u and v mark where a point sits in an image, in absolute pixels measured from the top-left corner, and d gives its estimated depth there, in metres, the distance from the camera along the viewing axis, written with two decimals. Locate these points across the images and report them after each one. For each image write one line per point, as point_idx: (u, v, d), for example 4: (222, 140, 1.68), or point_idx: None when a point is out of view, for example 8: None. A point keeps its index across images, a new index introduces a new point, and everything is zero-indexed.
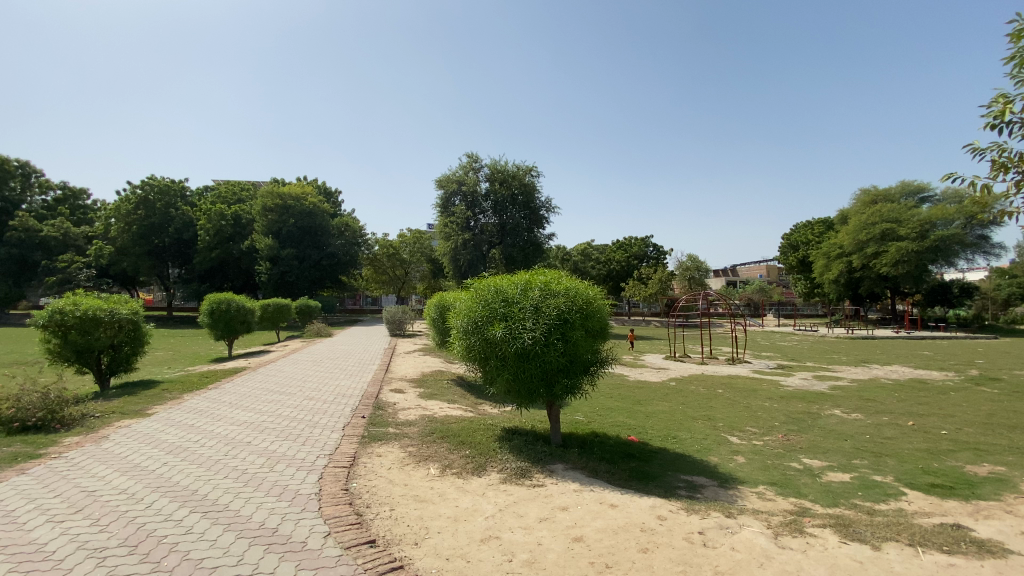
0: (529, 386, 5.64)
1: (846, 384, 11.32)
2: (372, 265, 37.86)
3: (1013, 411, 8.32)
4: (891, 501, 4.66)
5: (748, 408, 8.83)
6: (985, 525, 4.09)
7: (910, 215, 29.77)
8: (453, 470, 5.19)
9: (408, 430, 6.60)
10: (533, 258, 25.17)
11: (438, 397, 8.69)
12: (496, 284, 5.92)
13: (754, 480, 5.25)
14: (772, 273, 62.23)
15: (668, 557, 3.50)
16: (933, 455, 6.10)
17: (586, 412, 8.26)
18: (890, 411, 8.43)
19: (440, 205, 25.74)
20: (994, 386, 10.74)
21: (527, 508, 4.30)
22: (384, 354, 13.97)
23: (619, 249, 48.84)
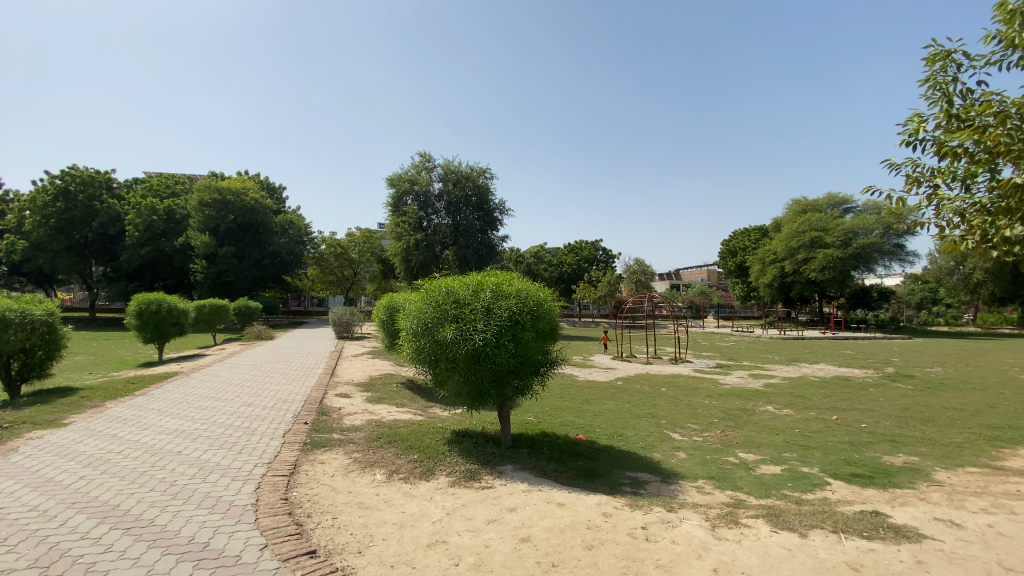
0: (480, 388, 5.61)
1: (779, 382, 12.05)
2: (318, 265, 36.55)
3: (923, 406, 9.13)
4: (817, 491, 4.99)
5: (690, 406, 9.19)
6: (901, 512, 4.46)
7: (835, 224, 32.10)
8: (400, 475, 5.08)
9: (354, 435, 6.40)
10: (486, 259, 25.12)
11: (386, 401, 8.50)
12: (448, 284, 5.84)
13: (694, 475, 5.46)
14: (713, 277, 65.44)
15: (612, 552, 3.58)
16: (855, 447, 6.58)
17: (536, 412, 8.32)
18: (817, 407, 9.04)
19: (392, 204, 25.26)
20: (907, 383, 11.76)
21: (475, 510, 4.27)
22: (329, 357, 13.50)
23: (570, 252, 49.83)
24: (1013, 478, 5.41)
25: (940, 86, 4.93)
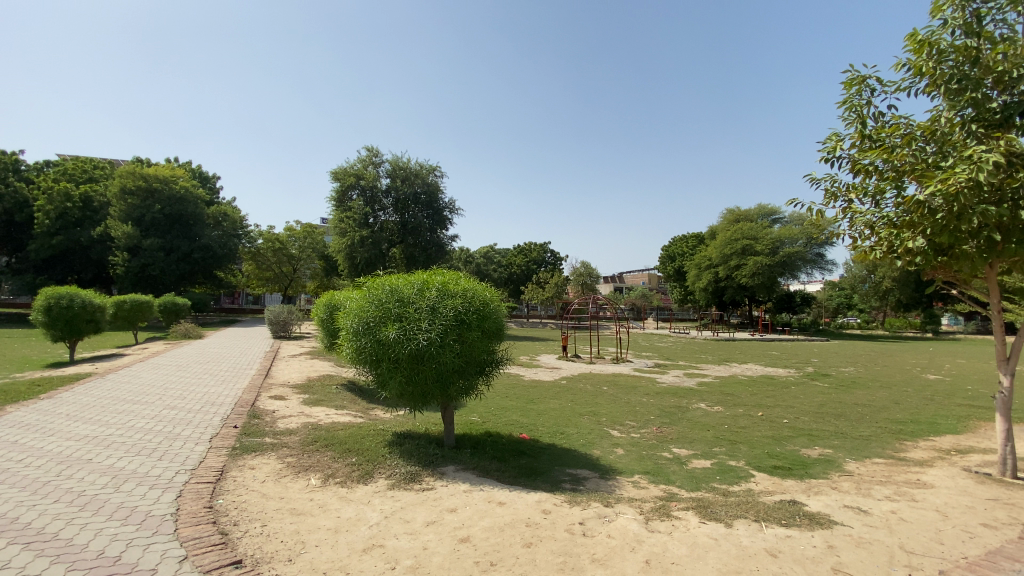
0: (423, 389, 5.53)
1: (712, 381, 12.71)
2: (254, 260, 34.72)
3: (837, 403, 9.90)
4: (743, 483, 5.30)
5: (629, 404, 9.50)
6: (815, 500, 4.82)
7: (765, 234, 34.25)
8: (336, 479, 4.90)
9: (289, 439, 6.13)
10: (435, 258, 24.75)
11: (325, 403, 8.18)
12: (391, 282, 5.72)
13: (631, 470, 5.64)
14: (653, 281, 68.29)
15: (551, 549, 3.63)
16: (778, 441, 7.05)
17: (480, 412, 8.30)
18: (744, 404, 9.63)
19: (336, 198, 24.49)
20: (825, 381, 12.73)
21: (414, 513, 4.20)
22: (264, 358, 12.83)
23: (519, 254, 50.50)
24: (911, 467, 6.00)
25: (857, 109, 5.47)
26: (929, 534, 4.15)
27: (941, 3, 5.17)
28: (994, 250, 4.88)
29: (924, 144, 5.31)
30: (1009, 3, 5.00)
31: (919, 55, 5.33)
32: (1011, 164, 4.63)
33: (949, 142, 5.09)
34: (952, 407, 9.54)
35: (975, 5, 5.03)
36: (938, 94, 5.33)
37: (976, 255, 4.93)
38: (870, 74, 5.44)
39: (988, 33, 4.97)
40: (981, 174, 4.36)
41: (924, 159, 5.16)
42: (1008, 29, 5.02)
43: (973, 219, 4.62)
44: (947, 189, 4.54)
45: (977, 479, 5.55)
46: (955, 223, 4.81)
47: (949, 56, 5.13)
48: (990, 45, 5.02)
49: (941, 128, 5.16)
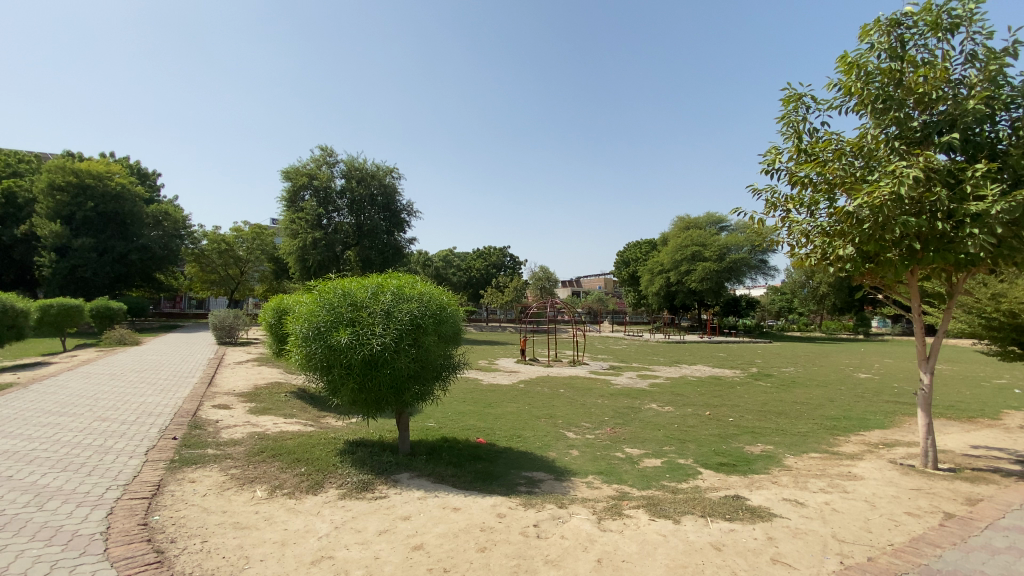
0: (377, 395, 5.42)
1: (663, 382, 13.10)
2: (198, 262, 33.00)
3: (779, 401, 10.44)
4: (691, 480, 5.50)
5: (584, 406, 9.65)
6: (758, 494, 5.06)
7: (713, 240, 35.72)
8: (284, 490, 4.72)
9: (233, 450, 5.84)
10: (391, 261, 24.28)
11: (273, 411, 7.85)
12: (344, 286, 5.58)
13: (585, 471, 5.74)
14: (609, 285, 70.07)
15: (505, 552, 3.64)
16: (724, 439, 7.37)
17: (436, 418, 8.21)
18: (693, 404, 10.00)
19: (287, 198, 23.71)
20: (767, 381, 13.40)
21: (366, 522, 4.11)
22: (208, 365, 12.20)
23: (478, 258, 50.71)
24: (844, 460, 6.40)
25: (794, 124, 5.86)
26: (859, 523, 4.44)
27: (868, 28, 5.59)
28: (914, 258, 5.31)
29: (853, 159, 5.71)
30: (928, 30, 5.46)
31: (849, 76, 5.76)
32: (929, 178, 5.04)
33: (875, 157, 5.50)
34: (880, 404, 10.26)
35: (900, 31, 5.47)
36: (866, 112, 5.76)
37: (898, 262, 5.34)
38: (805, 92, 5.85)
39: (911, 57, 5.40)
40: (902, 188, 4.75)
41: (853, 173, 5.56)
42: (928, 54, 5.49)
43: (895, 229, 5.02)
44: (874, 201, 4.92)
45: (901, 471, 6.00)
46: (881, 233, 5.19)
47: (876, 78, 5.55)
48: (913, 68, 5.47)
49: (868, 144, 5.57)
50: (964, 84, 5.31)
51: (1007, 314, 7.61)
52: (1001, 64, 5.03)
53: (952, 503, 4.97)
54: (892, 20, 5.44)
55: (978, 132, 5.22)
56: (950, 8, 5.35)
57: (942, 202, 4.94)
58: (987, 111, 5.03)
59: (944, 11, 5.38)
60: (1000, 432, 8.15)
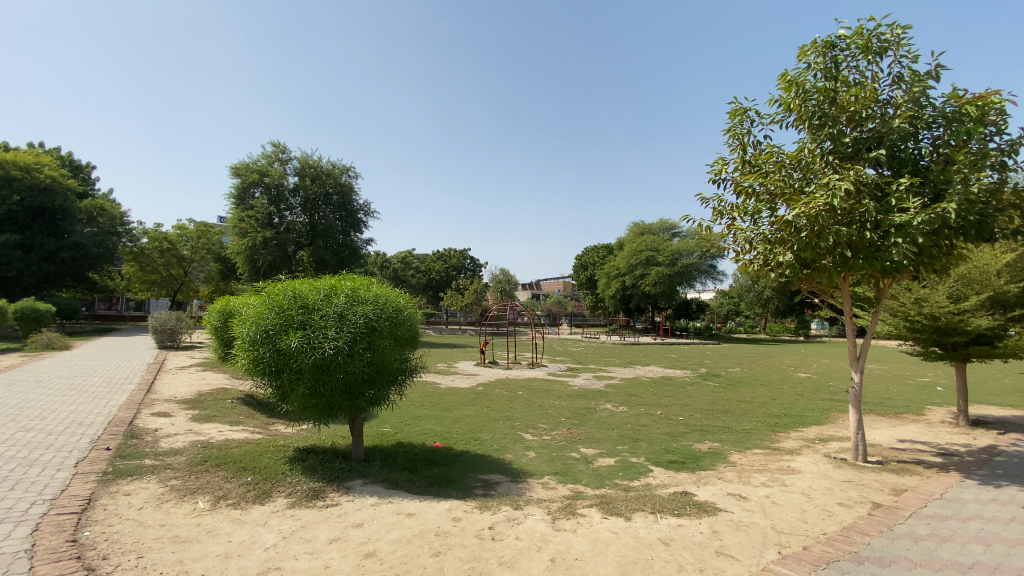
0: (329, 401, 5.28)
1: (617, 383, 13.44)
2: (137, 262, 31.08)
3: (726, 400, 10.91)
4: (642, 477, 5.67)
5: (541, 408, 9.75)
6: (704, 490, 5.28)
7: (666, 246, 36.88)
8: (228, 501, 4.52)
9: (174, 460, 5.54)
10: (347, 262, 23.65)
11: (217, 419, 7.50)
12: (294, 288, 5.42)
13: (541, 472, 5.80)
14: (568, 289, 71.25)
15: (459, 556, 3.64)
16: (674, 437, 7.63)
17: (392, 423, 8.08)
18: (646, 403, 10.30)
19: (235, 195, 22.73)
20: (716, 381, 13.98)
21: (316, 530, 4.00)
22: (146, 370, 11.53)
23: (437, 260, 50.54)
24: (784, 455, 6.75)
25: (739, 136, 6.18)
26: (796, 514, 4.72)
27: (806, 48, 5.96)
28: (846, 265, 5.69)
29: (792, 171, 6.07)
30: (860, 53, 5.88)
31: (789, 93, 6.12)
32: (860, 191, 5.43)
33: (812, 169, 5.86)
34: (817, 402, 10.90)
35: (834, 53, 5.87)
36: (804, 127, 6.13)
37: (831, 268, 5.73)
38: (750, 107, 6.18)
39: (845, 77, 5.79)
40: (835, 200, 5.11)
41: (792, 184, 5.92)
42: (859, 75, 5.91)
43: (829, 238, 5.38)
44: (810, 211, 5.28)
45: (835, 464, 6.40)
46: (816, 241, 5.55)
47: (813, 95, 5.93)
48: (846, 87, 5.86)
49: (805, 157, 5.92)
50: (891, 104, 5.74)
51: (929, 317, 8.27)
52: (922, 86, 5.47)
53: (879, 493, 5.36)
54: (827, 42, 5.83)
55: (903, 149, 5.65)
56: (879, 33, 5.78)
57: (870, 213, 5.33)
58: (910, 130, 5.47)
59: (874, 36, 5.81)
60: (922, 427, 8.83)
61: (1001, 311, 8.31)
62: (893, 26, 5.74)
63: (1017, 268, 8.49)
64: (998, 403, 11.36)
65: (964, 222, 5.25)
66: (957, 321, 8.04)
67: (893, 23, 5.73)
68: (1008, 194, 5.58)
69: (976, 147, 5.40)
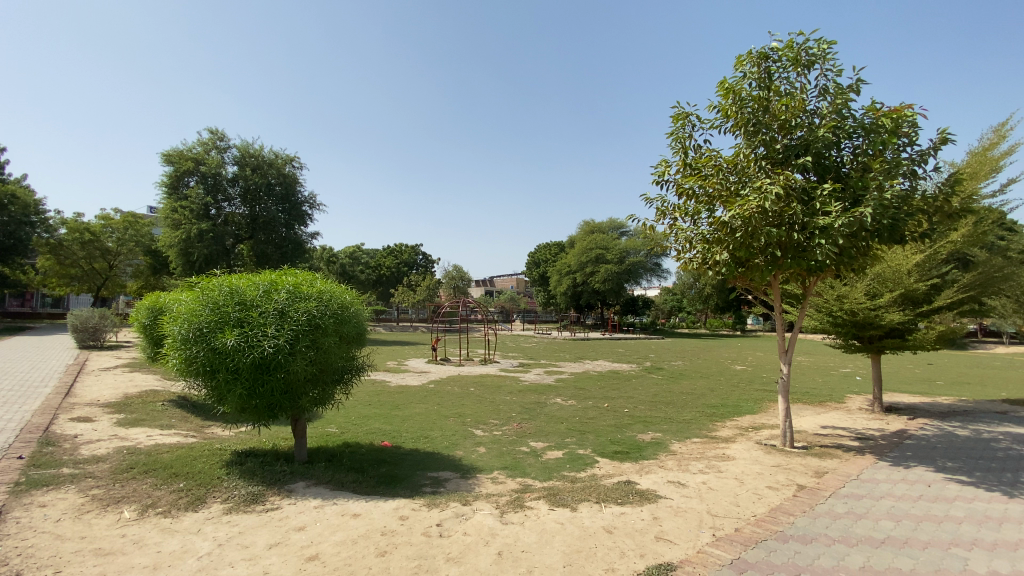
0: (268, 402, 5.07)
1: (567, 377, 13.70)
2: (54, 254, 28.46)
3: (669, 392, 11.40)
4: (588, 469, 5.84)
5: (492, 403, 9.81)
6: (647, 478, 5.51)
7: (614, 244, 37.90)
8: (157, 509, 4.27)
9: (95, 468, 5.15)
10: (290, 257, 22.70)
11: (146, 422, 7.03)
12: (231, 283, 5.18)
13: (491, 467, 5.85)
14: (521, 285, 71.84)
15: (405, 554, 3.61)
16: (619, 429, 7.88)
17: (339, 423, 7.88)
18: (594, 397, 10.59)
19: (167, 183, 21.31)
20: (660, 374, 14.57)
21: (255, 536, 3.85)
22: (65, 372, 10.59)
23: (388, 255, 49.63)
24: (720, 443, 7.15)
25: (681, 140, 6.45)
26: (730, 498, 5.01)
27: (742, 58, 6.29)
28: (776, 264, 6.07)
29: (729, 174, 6.40)
30: (791, 65, 6.27)
31: (727, 99, 6.43)
32: (789, 195, 5.79)
33: (747, 173, 6.21)
34: (751, 392, 11.59)
35: (767, 63, 6.23)
36: (740, 133, 6.47)
37: (763, 267, 6.10)
38: (691, 112, 6.47)
39: (777, 87, 6.17)
40: (766, 203, 5.44)
41: (728, 187, 6.25)
42: (790, 86, 6.29)
43: (761, 238, 5.74)
44: (744, 212, 5.61)
45: (765, 450, 6.83)
46: (750, 241, 5.90)
47: (748, 103, 6.28)
48: (778, 97, 6.24)
49: (741, 162, 6.26)
50: (817, 114, 6.17)
51: (849, 312, 9.00)
52: (844, 99, 5.90)
53: (804, 476, 5.78)
54: (761, 53, 6.18)
55: (828, 157, 6.08)
56: (808, 47, 6.19)
57: (798, 215, 5.71)
58: (832, 139, 5.90)
59: (803, 50, 6.22)
60: (842, 413, 9.59)
61: (911, 307, 9.11)
62: (819, 41, 6.16)
63: (927, 268, 9.31)
64: (908, 390, 12.50)
65: (879, 225, 5.71)
66: (873, 316, 8.79)
67: (820, 39, 6.15)
68: (918, 200, 6.11)
69: (891, 156, 5.87)
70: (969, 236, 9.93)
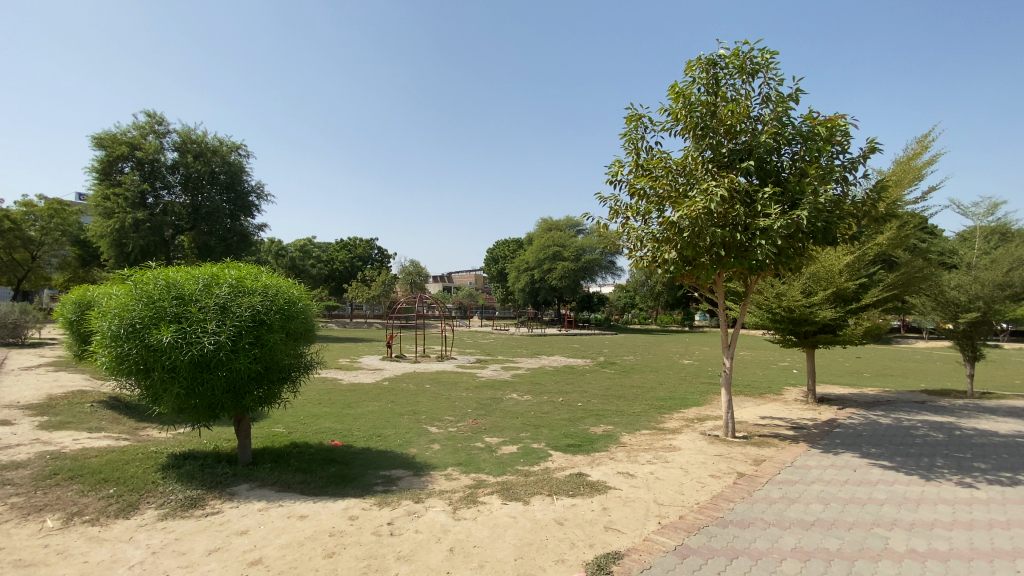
0: (209, 401, 4.84)
1: (523, 372, 13.83)
2: None
3: (621, 386, 11.72)
4: (541, 462, 5.93)
5: (447, 400, 9.77)
6: (598, 470, 5.65)
7: (571, 242, 38.45)
8: (84, 517, 3.99)
9: (14, 475, 4.75)
10: (235, 249, 21.70)
11: (72, 425, 6.54)
12: (167, 276, 4.90)
13: (445, 464, 5.83)
14: (479, 281, 71.75)
15: (354, 554, 3.55)
16: (572, 422, 8.05)
17: (287, 422, 7.62)
18: (548, 392, 10.75)
19: (98, 168, 19.83)
20: (612, 368, 14.96)
21: (192, 542, 3.67)
22: None
23: (342, 250, 48.35)
24: (667, 435, 7.43)
25: (634, 141, 6.62)
26: (676, 487, 5.22)
27: (692, 64, 6.51)
28: (720, 263, 6.37)
29: (677, 175, 6.63)
30: (736, 72, 6.56)
31: (677, 103, 6.65)
32: (733, 198, 6.08)
33: (695, 175, 6.46)
34: (697, 385, 12.10)
35: (715, 70, 6.49)
36: (689, 136, 6.72)
37: (709, 266, 6.38)
38: (643, 114, 6.65)
39: (723, 94, 6.44)
40: (712, 205, 5.70)
41: (677, 188, 6.49)
42: (735, 93, 6.58)
43: (706, 238, 6.00)
44: (691, 213, 5.84)
45: (709, 440, 7.16)
46: (697, 240, 6.15)
47: (697, 107, 6.52)
48: (724, 102, 6.52)
49: (690, 164, 6.51)
50: (760, 121, 6.48)
51: (786, 309, 9.56)
52: (784, 107, 6.23)
53: (744, 464, 6.11)
54: (709, 60, 6.43)
55: (769, 162, 6.41)
56: (752, 56, 6.49)
57: (741, 217, 6.01)
58: (773, 145, 6.22)
59: (747, 58, 6.51)
60: (780, 404, 10.19)
61: (842, 304, 9.76)
62: (763, 51, 6.47)
63: (857, 267, 10.00)
64: (838, 382, 13.41)
65: (815, 228, 6.08)
66: (809, 313, 9.37)
67: (763, 49, 6.46)
68: (848, 205, 6.54)
69: (825, 163, 6.26)
70: (894, 238, 10.73)
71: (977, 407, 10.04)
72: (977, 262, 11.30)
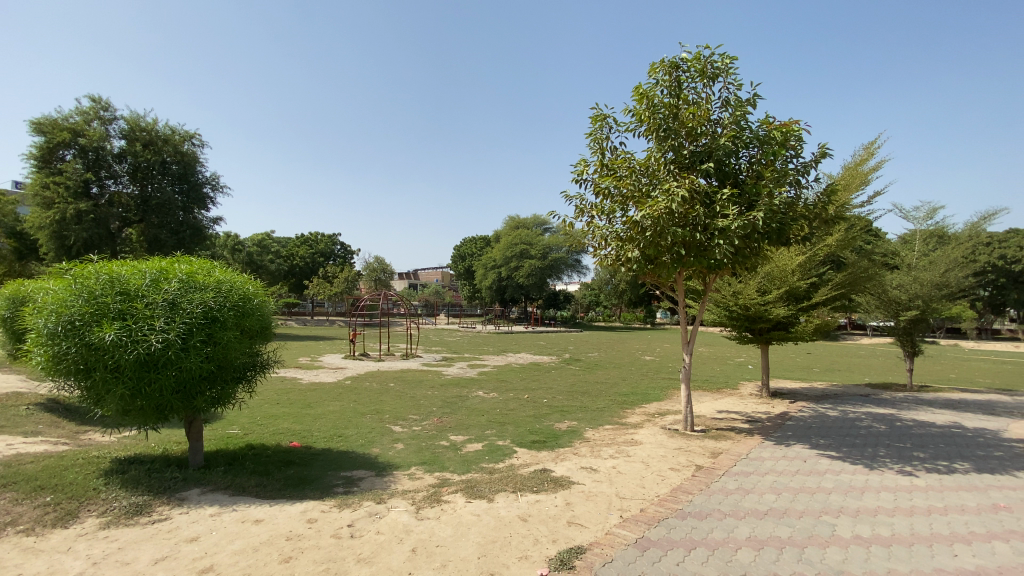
0: (156, 403, 4.59)
1: (488, 370, 13.81)
2: None
3: (585, 382, 11.87)
4: (506, 459, 5.94)
5: (411, 399, 9.64)
6: (561, 466, 5.70)
7: (538, 240, 38.66)
8: (15, 528, 3.72)
9: None
10: (187, 243, 20.76)
11: (4, 430, 6.09)
12: (111, 271, 4.62)
13: (408, 463, 5.75)
14: (445, 279, 71.20)
15: (313, 558, 3.45)
16: (537, 419, 8.10)
17: (244, 423, 7.35)
18: (514, 389, 10.78)
19: (36, 155, 18.49)
20: (577, 365, 15.14)
21: (137, 551, 3.48)
22: None
23: (303, 245, 46.97)
24: (629, 429, 7.58)
25: (599, 141, 6.70)
26: (637, 480, 5.34)
27: (656, 66, 6.64)
28: (681, 262, 6.52)
29: (640, 175, 6.75)
30: (698, 76, 6.73)
31: (640, 104, 6.77)
32: (694, 198, 6.24)
33: (657, 176, 6.60)
34: (659, 381, 12.39)
35: (678, 73, 6.64)
36: (652, 137, 6.85)
37: (670, 265, 6.52)
38: (608, 114, 6.74)
39: (685, 96, 6.60)
40: (673, 205, 5.83)
41: (640, 188, 6.61)
42: (697, 96, 6.75)
43: (668, 237, 6.13)
44: (653, 212, 5.96)
45: (669, 434, 7.35)
46: (659, 239, 6.28)
47: (660, 109, 6.65)
48: (686, 105, 6.68)
49: (652, 165, 6.64)
50: (719, 124, 6.67)
51: (743, 307, 9.90)
52: (742, 111, 6.44)
53: (702, 457, 6.30)
54: (672, 63, 6.57)
55: (727, 164, 6.61)
56: (713, 60, 6.67)
57: (700, 217, 6.16)
58: (731, 148, 6.42)
59: (708, 63, 6.69)
60: (736, 399, 10.57)
61: (794, 303, 10.19)
62: (723, 56, 6.66)
63: (808, 267, 10.46)
64: (790, 377, 14.05)
65: (770, 229, 6.30)
66: (763, 311, 9.73)
67: (723, 54, 6.65)
68: (801, 207, 6.82)
69: (780, 166, 6.51)
70: (843, 240, 11.29)
71: (915, 400, 10.70)
72: (916, 263, 12.02)
